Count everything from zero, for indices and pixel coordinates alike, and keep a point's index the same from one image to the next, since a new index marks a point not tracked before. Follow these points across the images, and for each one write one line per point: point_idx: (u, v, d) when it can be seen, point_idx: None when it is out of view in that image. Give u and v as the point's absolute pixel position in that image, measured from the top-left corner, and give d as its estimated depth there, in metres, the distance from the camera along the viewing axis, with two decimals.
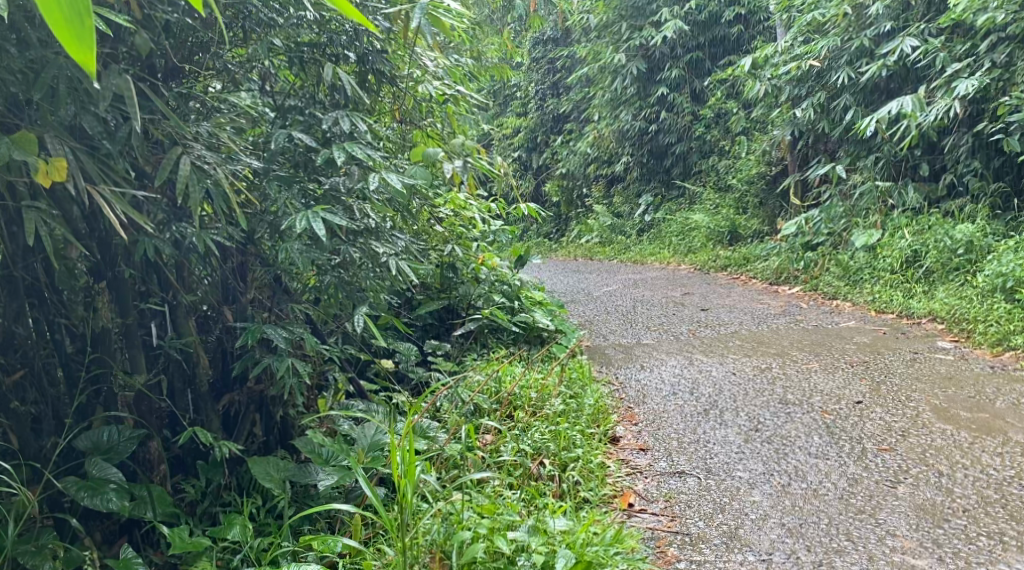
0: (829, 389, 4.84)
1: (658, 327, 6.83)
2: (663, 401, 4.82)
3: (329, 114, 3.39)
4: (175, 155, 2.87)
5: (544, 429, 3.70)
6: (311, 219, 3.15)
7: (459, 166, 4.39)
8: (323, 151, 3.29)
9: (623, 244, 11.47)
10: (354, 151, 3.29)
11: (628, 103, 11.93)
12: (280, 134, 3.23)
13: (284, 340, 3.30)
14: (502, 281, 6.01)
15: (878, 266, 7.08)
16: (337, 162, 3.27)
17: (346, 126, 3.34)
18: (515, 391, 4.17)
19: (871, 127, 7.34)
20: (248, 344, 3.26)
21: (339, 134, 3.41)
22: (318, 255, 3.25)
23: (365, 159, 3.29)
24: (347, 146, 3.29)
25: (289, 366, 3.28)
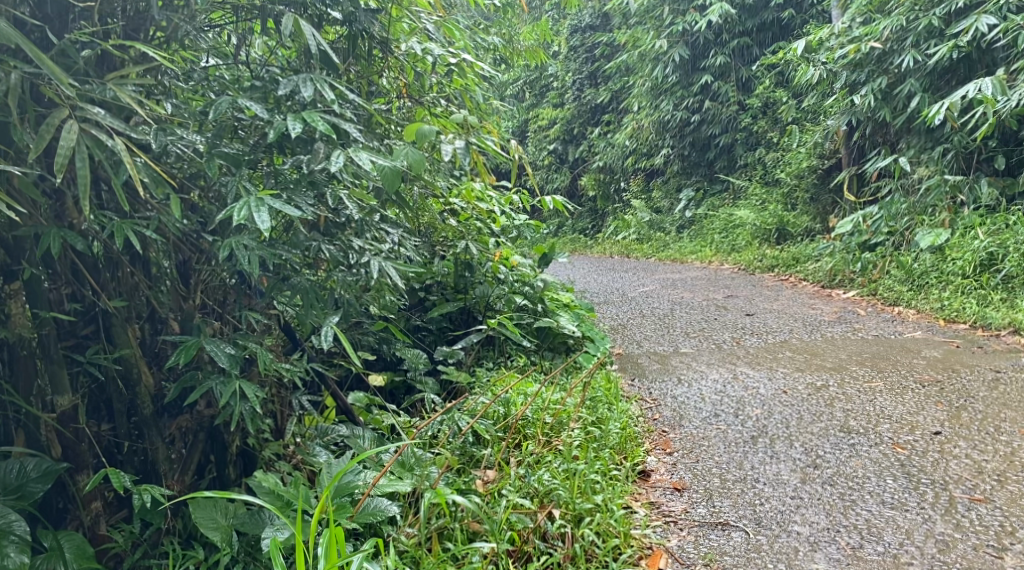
0: (898, 414, 4.16)
1: (698, 333, 6.14)
2: (703, 425, 4.14)
3: (289, 77, 2.73)
4: (61, 118, 2.29)
5: (555, 469, 3.04)
6: (254, 207, 2.52)
7: (462, 149, 3.40)
8: (276, 121, 2.63)
9: (662, 241, 10.77)
10: (316, 120, 2.62)
11: (669, 92, 11.20)
12: (223, 100, 2.61)
13: (230, 357, 2.66)
14: (524, 281, 5.37)
15: (946, 270, 6.41)
16: (293, 135, 2.62)
17: (308, 92, 2.66)
18: (526, 415, 3.51)
19: (940, 115, 6.60)
20: (183, 361, 2.63)
21: (301, 103, 2.75)
22: (268, 252, 2.63)
23: (331, 131, 2.63)
24: (306, 115, 2.63)
25: (236, 390, 2.66)
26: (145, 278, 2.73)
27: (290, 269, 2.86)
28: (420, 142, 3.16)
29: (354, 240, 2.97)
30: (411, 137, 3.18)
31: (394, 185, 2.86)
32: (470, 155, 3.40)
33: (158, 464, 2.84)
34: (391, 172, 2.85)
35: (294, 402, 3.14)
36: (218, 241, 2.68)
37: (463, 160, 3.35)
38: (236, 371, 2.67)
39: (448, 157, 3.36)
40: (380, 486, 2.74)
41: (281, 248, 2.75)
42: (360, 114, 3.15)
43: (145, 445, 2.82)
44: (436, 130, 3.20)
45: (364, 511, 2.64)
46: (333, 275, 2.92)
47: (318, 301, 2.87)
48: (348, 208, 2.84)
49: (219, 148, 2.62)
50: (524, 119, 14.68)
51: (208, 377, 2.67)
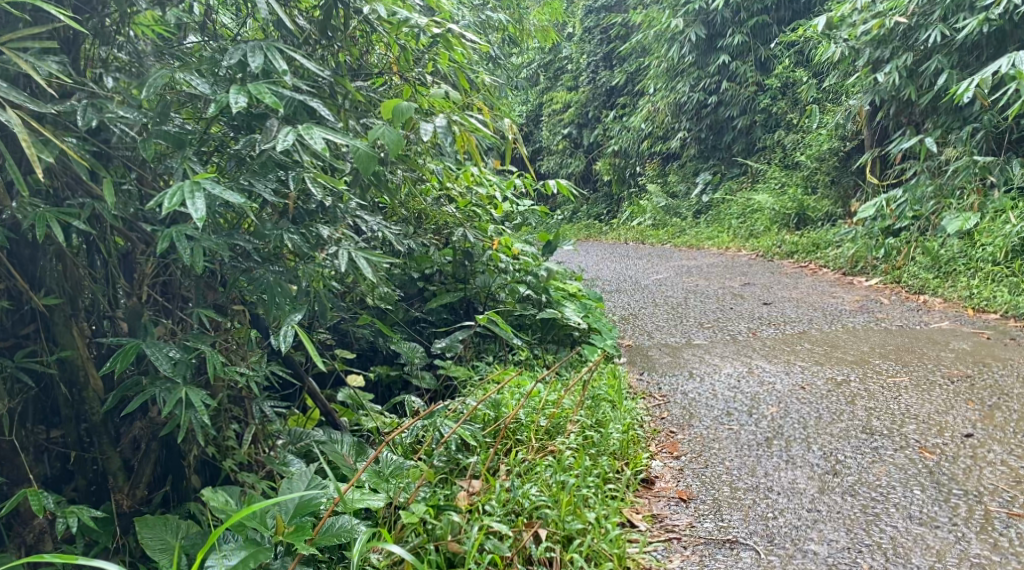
0: (926, 413, 3.88)
1: (712, 323, 5.83)
2: (714, 425, 3.85)
3: (236, 47, 2.47)
4: None
5: (545, 482, 2.75)
6: (188, 193, 2.25)
7: (440, 128, 3.10)
8: (218, 95, 2.38)
9: (677, 227, 10.45)
10: (262, 93, 2.36)
11: (686, 73, 10.85)
12: (158, 73, 2.35)
13: (173, 361, 2.41)
14: (526, 271, 5.02)
15: (976, 257, 6.11)
16: (235, 110, 2.35)
17: (252, 61, 2.40)
18: (518, 417, 3.21)
19: (970, 92, 6.26)
20: (120, 368, 2.36)
21: (251, 75, 2.49)
22: (215, 242, 2.36)
23: (278, 104, 2.36)
24: (252, 86, 2.37)
25: (182, 398, 2.38)
26: (89, 272, 2.47)
27: (247, 260, 2.58)
28: (398, 120, 2.83)
29: (322, 229, 2.69)
30: (389, 115, 2.83)
31: (370, 169, 2.56)
32: (453, 135, 3.10)
33: (108, 477, 2.56)
34: (366, 155, 2.55)
35: (257, 410, 2.73)
36: (159, 230, 2.42)
37: (444, 142, 3.05)
38: (180, 377, 2.42)
39: (429, 138, 3.05)
40: (350, 501, 2.45)
41: (237, 238, 2.49)
42: (334, 89, 2.86)
43: (94, 455, 2.55)
44: (413, 105, 2.86)
45: (326, 532, 2.34)
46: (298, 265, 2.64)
47: (281, 298, 2.59)
48: (313, 193, 2.56)
49: (161, 127, 2.39)
50: (538, 103, 14.35)
51: (150, 384, 2.41)
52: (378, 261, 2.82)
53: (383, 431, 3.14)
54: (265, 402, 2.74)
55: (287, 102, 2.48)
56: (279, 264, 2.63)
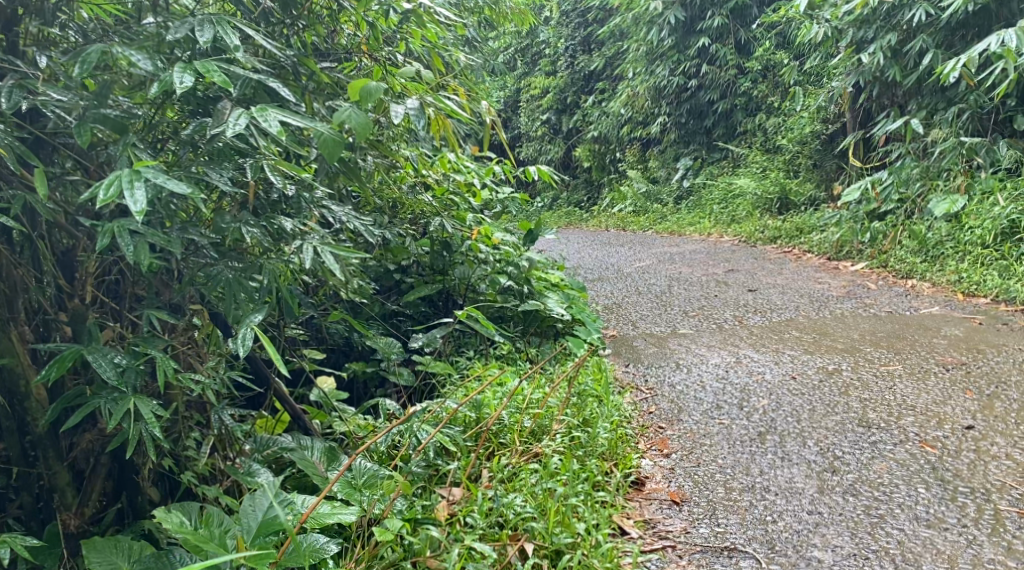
0: (922, 404, 3.74)
1: (697, 311, 5.67)
2: (704, 420, 3.69)
3: (183, 22, 2.33)
4: None
5: (530, 492, 2.58)
6: (126, 184, 2.06)
7: (413, 110, 2.88)
8: (161, 74, 2.21)
9: (658, 213, 10.30)
10: (209, 70, 2.20)
11: (665, 57, 10.67)
12: (92, 50, 2.17)
13: (119, 369, 2.23)
14: (507, 260, 4.83)
15: (964, 240, 5.98)
16: (180, 90, 2.18)
17: (201, 36, 2.27)
18: (500, 419, 3.03)
19: (956, 71, 6.12)
20: (59, 378, 2.18)
21: (200, 52, 2.36)
22: (160, 237, 2.17)
23: (227, 82, 2.19)
24: (198, 64, 2.20)
25: (129, 408, 2.21)
26: (29, 272, 2.29)
27: (203, 255, 2.41)
28: (366, 100, 2.63)
29: (286, 221, 2.51)
30: (356, 95, 2.63)
31: (336, 155, 2.37)
32: (426, 117, 2.88)
33: (54, 493, 2.37)
34: (332, 138, 2.36)
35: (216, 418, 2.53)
36: (100, 226, 2.24)
37: (415, 124, 2.84)
38: (128, 387, 2.24)
39: (399, 120, 2.84)
40: (318, 515, 2.28)
41: (190, 232, 2.31)
42: (297, 70, 2.67)
43: (38, 470, 2.36)
44: (382, 86, 2.67)
45: (291, 552, 2.17)
46: (260, 261, 2.42)
47: (239, 299, 2.40)
48: (273, 180, 2.39)
49: (100, 111, 2.21)
50: (516, 88, 14.15)
51: (95, 394, 2.23)
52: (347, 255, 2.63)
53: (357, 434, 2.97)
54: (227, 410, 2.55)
55: (243, 83, 2.32)
56: (241, 259, 2.43)
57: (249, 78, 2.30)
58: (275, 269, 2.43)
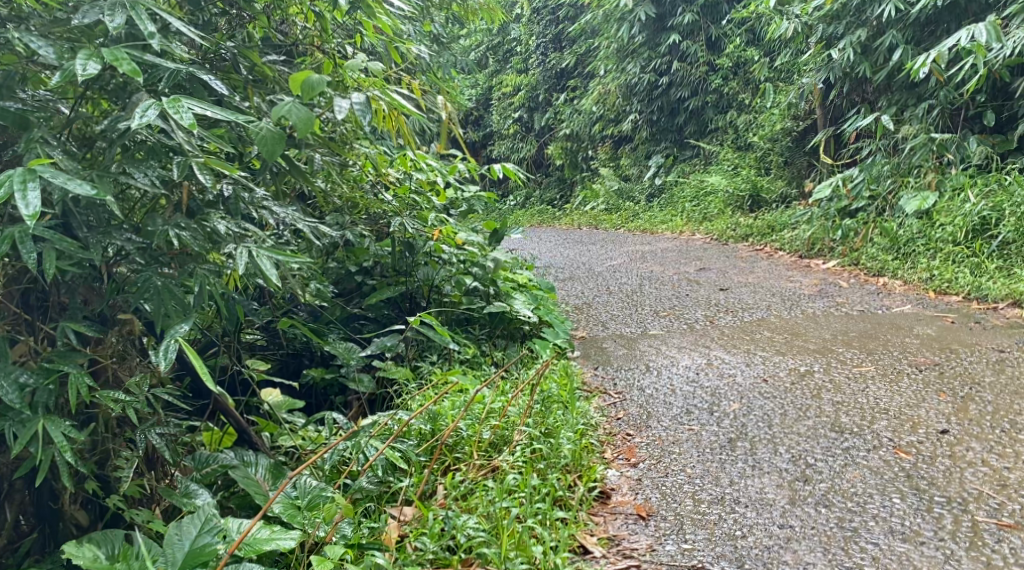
0: (896, 407, 3.65)
1: (668, 311, 5.57)
2: (673, 426, 3.58)
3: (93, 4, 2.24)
4: None
5: (486, 514, 2.49)
6: (19, 184, 2.01)
7: (358, 105, 2.73)
8: (64, 64, 2.15)
9: (631, 211, 10.21)
10: (117, 58, 2.13)
11: (636, 54, 10.57)
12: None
13: (24, 390, 2.18)
14: (472, 262, 4.71)
15: (936, 236, 5.91)
16: (84, 78, 2.12)
17: (107, 19, 2.19)
18: (458, 430, 2.91)
19: (926, 67, 6.05)
20: None
21: (113, 38, 2.28)
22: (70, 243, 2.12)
23: (136, 70, 2.14)
24: (105, 50, 2.14)
25: (36, 430, 2.16)
26: None
27: (129, 262, 2.35)
28: (308, 92, 2.47)
29: (219, 224, 2.45)
30: (299, 86, 2.46)
31: (275, 152, 2.36)
32: (372, 111, 2.72)
33: None
34: (271, 136, 2.35)
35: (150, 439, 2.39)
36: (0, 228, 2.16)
37: (360, 119, 2.68)
38: (37, 409, 2.19)
39: (343, 115, 2.68)
40: (256, 541, 2.18)
41: (113, 236, 2.27)
42: (238, 61, 2.70)
43: None
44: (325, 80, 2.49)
45: None
46: (190, 268, 2.39)
47: (165, 307, 2.34)
48: (202, 179, 2.30)
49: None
50: (487, 86, 14.00)
51: (1, 416, 2.16)
52: (287, 262, 2.56)
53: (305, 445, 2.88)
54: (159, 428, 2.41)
55: (169, 75, 2.29)
56: (171, 266, 2.39)
57: (175, 70, 2.27)
58: (207, 276, 2.38)
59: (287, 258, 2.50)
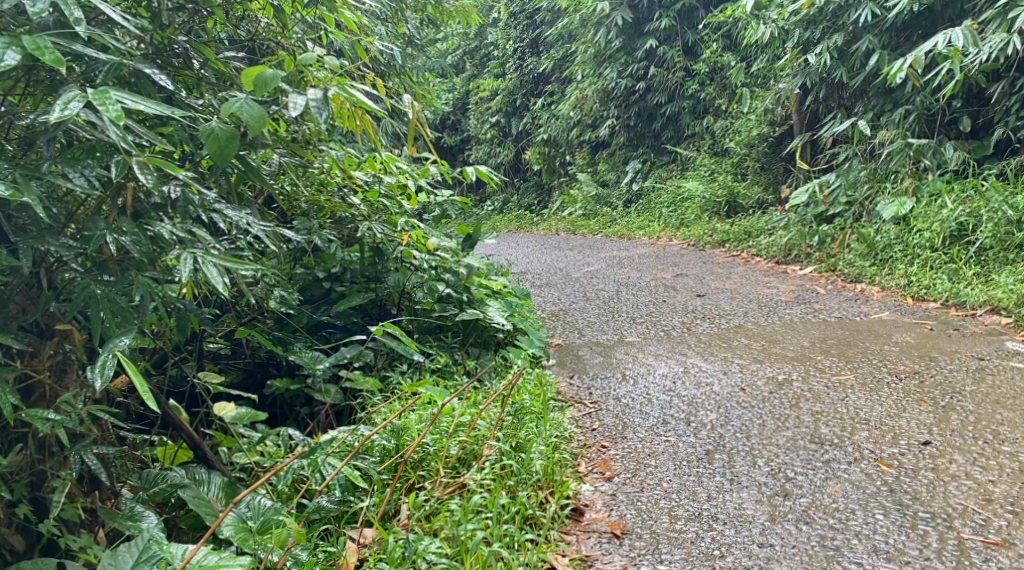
0: (877, 417, 3.56)
1: (644, 318, 5.48)
2: (649, 437, 3.48)
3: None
4: None
5: (451, 539, 2.41)
6: None
7: (315, 105, 2.65)
8: None
9: (608, 217, 10.13)
10: (39, 47, 2.04)
11: (612, 59, 10.49)
12: None
13: None
14: (444, 268, 4.60)
15: (912, 242, 5.85)
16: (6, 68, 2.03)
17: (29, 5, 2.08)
18: (422, 445, 2.81)
19: (902, 72, 6.00)
20: None
21: (39, 24, 2.17)
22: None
23: (59, 61, 2.05)
24: (26, 40, 2.05)
25: None
26: None
27: (67, 269, 2.27)
28: (261, 88, 2.44)
29: (164, 228, 2.34)
30: (252, 81, 2.43)
31: (228, 152, 2.39)
32: (329, 109, 2.67)
33: None
34: (222, 135, 2.37)
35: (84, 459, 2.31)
36: None
37: (316, 116, 2.63)
38: None
39: (298, 112, 2.63)
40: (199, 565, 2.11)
41: (46, 241, 2.17)
42: (190, 55, 2.70)
43: None
44: (278, 75, 2.43)
45: None
46: (132, 275, 2.29)
47: (104, 317, 2.24)
48: (143, 179, 2.17)
49: None
50: (464, 90, 13.88)
51: None
52: (239, 269, 2.44)
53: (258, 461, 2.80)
54: (96, 447, 2.33)
55: (110, 70, 2.23)
56: (113, 273, 2.30)
57: (115, 63, 2.22)
58: (150, 284, 2.28)
59: (238, 263, 2.39)
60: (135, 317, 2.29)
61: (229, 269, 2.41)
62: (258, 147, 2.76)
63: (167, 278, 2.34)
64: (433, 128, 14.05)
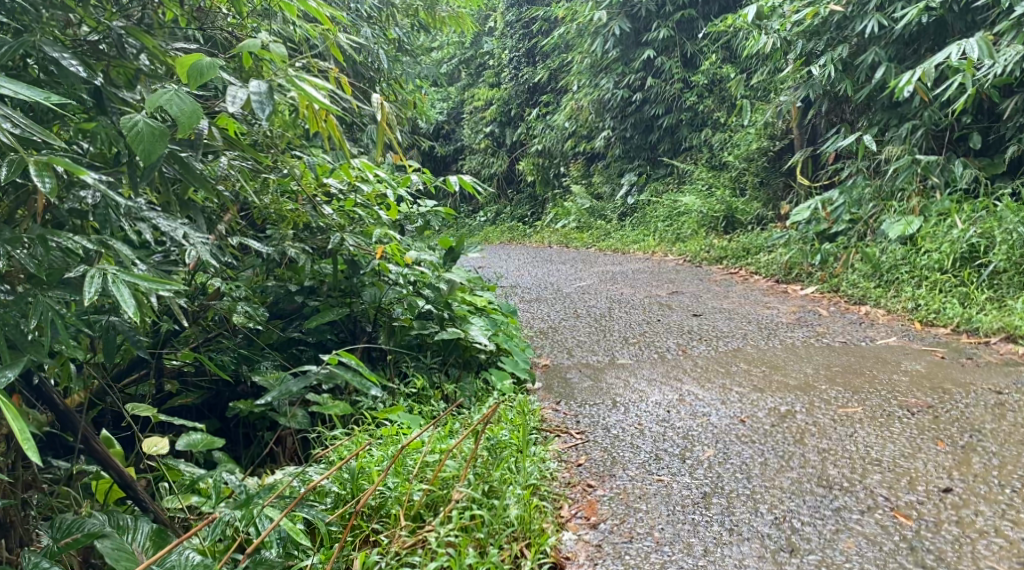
0: (891, 456, 3.24)
1: (637, 338, 5.16)
2: (639, 476, 3.16)
3: None
4: None
5: None
6: None
7: (257, 99, 2.43)
8: None
9: (602, 230, 9.84)
10: None
11: (609, 69, 10.18)
12: None
13: None
14: (425, 282, 4.25)
15: (919, 264, 5.54)
16: None
17: None
18: (379, 495, 2.62)
19: (911, 85, 5.69)
20: None
21: None
22: None
23: None
24: None
25: None
26: None
27: None
28: (196, 79, 2.25)
29: (70, 240, 2.17)
30: (187, 70, 2.25)
31: (155, 150, 2.21)
32: (272, 105, 2.44)
33: None
34: (149, 133, 2.21)
35: None
36: None
37: (256, 114, 2.40)
38: None
39: (237, 107, 2.41)
40: None
41: None
42: (124, 42, 2.55)
43: None
44: (215, 62, 2.23)
45: None
46: (31, 296, 2.14)
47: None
48: (38, 181, 2.01)
49: None
50: (459, 100, 13.56)
51: None
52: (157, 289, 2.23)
53: (183, 501, 2.64)
54: None
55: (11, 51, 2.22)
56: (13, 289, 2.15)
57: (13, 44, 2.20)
58: (49, 307, 2.14)
59: (153, 283, 2.17)
60: (32, 345, 2.15)
61: (147, 288, 2.20)
62: (200, 147, 2.63)
63: (74, 295, 2.18)
64: (426, 137, 13.72)
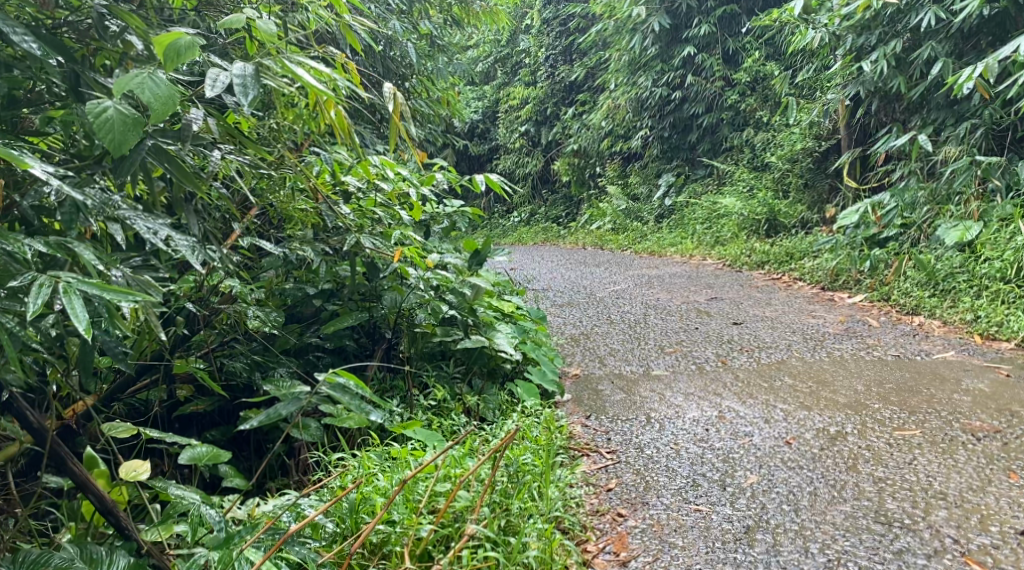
0: (957, 490, 2.90)
1: (674, 348, 4.83)
2: (675, 505, 2.85)
3: None
4: None
5: None
6: None
7: (242, 75, 2.27)
8: None
9: (638, 231, 9.52)
10: None
11: (648, 66, 9.83)
12: None
13: None
14: (447, 286, 3.94)
15: (978, 273, 5.17)
16: None
17: None
18: (388, 534, 2.42)
19: (971, 81, 5.29)
20: None
21: None
22: None
23: None
24: None
25: None
26: None
27: None
28: (173, 60, 2.08)
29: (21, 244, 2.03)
30: (165, 49, 2.09)
31: (126, 140, 2.06)
32: (256, 89, 2.27)
33: None
34: (120, 122, 2.06)
35: None
36: None
37: (238, 99, 2.24)
38: None
39: (218, 92, 2.24)
40: None
41: None
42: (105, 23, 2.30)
43: None
44: (191, 43, 2.07)
45: None
46: None
47: None
48: None
49: None
50: (495, 98, 13.25)
51: None
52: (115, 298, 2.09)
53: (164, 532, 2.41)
54: None
55: None
56: None
57: None
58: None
59: (111, 291, 2.04)
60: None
61: (105, 298, 2.06)
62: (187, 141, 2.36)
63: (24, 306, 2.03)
64: (460, 136, 13.44)
